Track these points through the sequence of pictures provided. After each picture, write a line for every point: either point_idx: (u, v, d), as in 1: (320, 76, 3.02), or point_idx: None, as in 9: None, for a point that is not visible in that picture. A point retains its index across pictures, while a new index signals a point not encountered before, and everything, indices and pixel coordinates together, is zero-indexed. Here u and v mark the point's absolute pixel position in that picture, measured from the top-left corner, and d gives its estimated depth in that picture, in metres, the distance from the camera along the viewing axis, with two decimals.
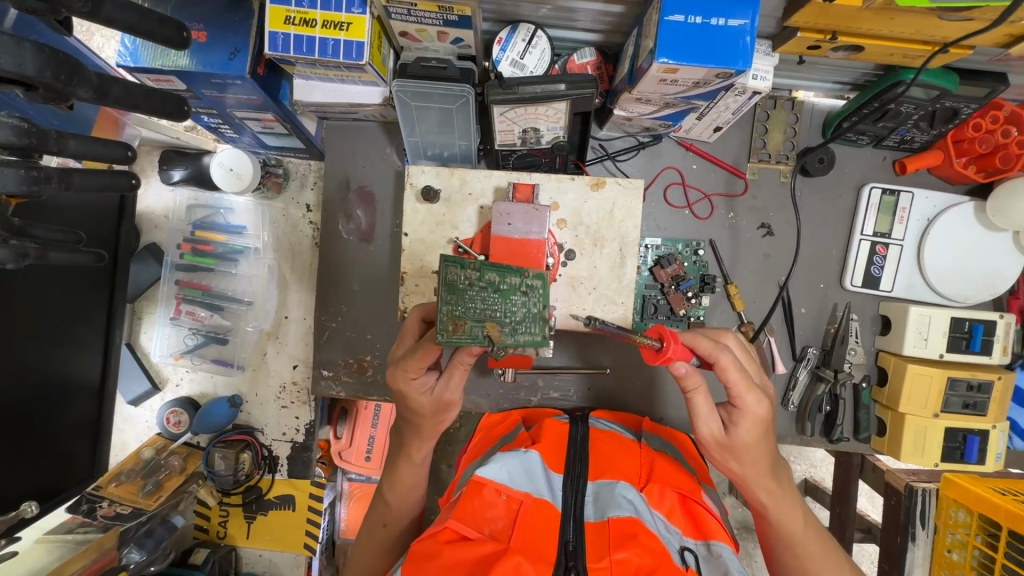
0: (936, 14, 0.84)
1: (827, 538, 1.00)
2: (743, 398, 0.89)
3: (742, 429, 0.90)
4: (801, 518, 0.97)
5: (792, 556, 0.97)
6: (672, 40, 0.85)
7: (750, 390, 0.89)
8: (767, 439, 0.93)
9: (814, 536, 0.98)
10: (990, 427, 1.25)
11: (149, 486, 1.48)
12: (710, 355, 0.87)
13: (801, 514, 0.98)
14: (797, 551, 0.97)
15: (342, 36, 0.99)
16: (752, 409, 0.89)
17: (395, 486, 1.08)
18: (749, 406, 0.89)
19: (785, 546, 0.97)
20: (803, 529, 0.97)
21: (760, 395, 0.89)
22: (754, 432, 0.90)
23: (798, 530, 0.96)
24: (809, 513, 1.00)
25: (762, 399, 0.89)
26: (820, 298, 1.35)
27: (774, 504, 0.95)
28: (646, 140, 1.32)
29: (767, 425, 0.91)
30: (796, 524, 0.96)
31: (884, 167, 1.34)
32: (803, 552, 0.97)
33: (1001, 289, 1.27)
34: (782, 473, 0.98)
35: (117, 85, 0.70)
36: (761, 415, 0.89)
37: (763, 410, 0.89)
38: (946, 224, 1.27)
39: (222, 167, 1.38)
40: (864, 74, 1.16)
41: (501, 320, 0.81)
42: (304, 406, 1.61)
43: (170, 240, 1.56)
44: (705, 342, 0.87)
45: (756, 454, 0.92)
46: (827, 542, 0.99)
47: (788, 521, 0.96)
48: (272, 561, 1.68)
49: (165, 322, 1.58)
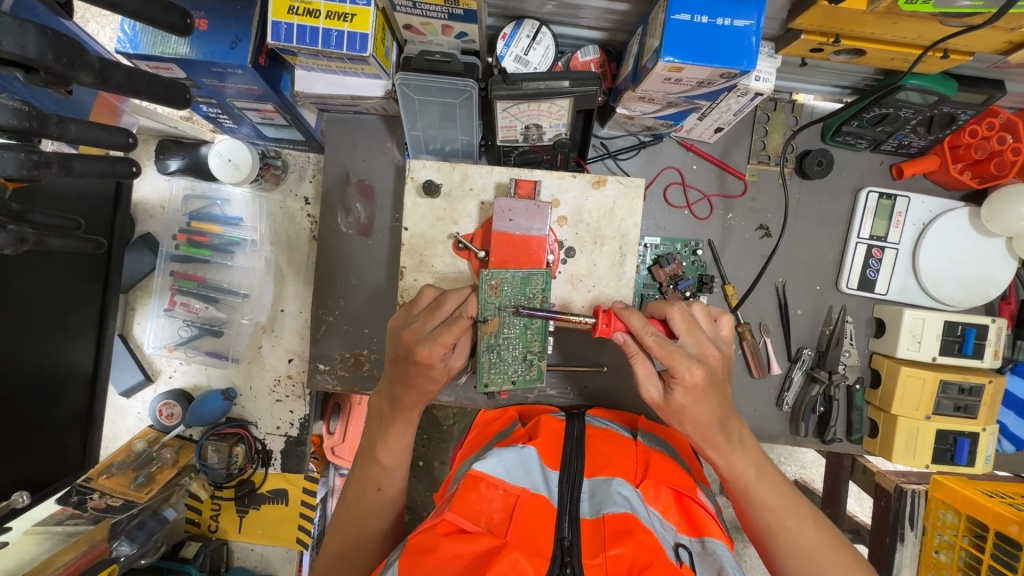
0: (938, 19, 0.85)
1: (789, 489, 0.98)
2: (674, 370, 0.86)
3: (679, 397, 0.89)
4: (754, 468, 0.95)
5: (756, 510, 0.95)
6: (677, 39, 0.85)
7: (681, 359, 0.85)
8: (712, 400, 0.89)
9: (771, 486, 0.96)
10: (980, 430, 1.27)
11: (141, 479, 1.46)
12: (638, 330, 0.89)
13: (755, 463, 0.96)
14: (757, 502, 0.95)
15: (346, 27, 0.98)
16: (685, 378, 0.86)
17: (388, 443, 1.02)
18: (682, 375, 0.86)
19: (746, 500, 0.96)
20: (758, 478, 0.95)
21: (694, 364, 0.85)
22: (691, 397, 0.88)
23: (753, 478, 0.95)
24: (765, 462, 0.97)
25: (696, 365, 0.86)
26: (816, 299, 1.36)
27: (725, 457, 0.94)
28: (647, 140, 1.32)
29: (706, 387, 0.88)
30: (749, 471, 0.95)
31: (881, 171, 1.35)
32: (764, 503, 0.94)
33: (993, 294, 1.28)
34: (734, 427, 0.94)
35: (118, 71, 0.69)
36: (696, 381, 0.86)
37: (697, 379, 0.86)
38: (942, 229, 1.28)
39: (220, 158, 1.36)
40: (864, 77, 1.17)
41: (505, 332, 0.97)
42: (299, 399, 1.61)
43: (165, 230, 1.54)
44: (635, 317, 0.90)
45: (699, 418, 0.90)
46: (788, 492, 0.96)
47: (741, 472, 0.94)
48: (264, 556, 1.67)
49: (159, 313, 1.56)
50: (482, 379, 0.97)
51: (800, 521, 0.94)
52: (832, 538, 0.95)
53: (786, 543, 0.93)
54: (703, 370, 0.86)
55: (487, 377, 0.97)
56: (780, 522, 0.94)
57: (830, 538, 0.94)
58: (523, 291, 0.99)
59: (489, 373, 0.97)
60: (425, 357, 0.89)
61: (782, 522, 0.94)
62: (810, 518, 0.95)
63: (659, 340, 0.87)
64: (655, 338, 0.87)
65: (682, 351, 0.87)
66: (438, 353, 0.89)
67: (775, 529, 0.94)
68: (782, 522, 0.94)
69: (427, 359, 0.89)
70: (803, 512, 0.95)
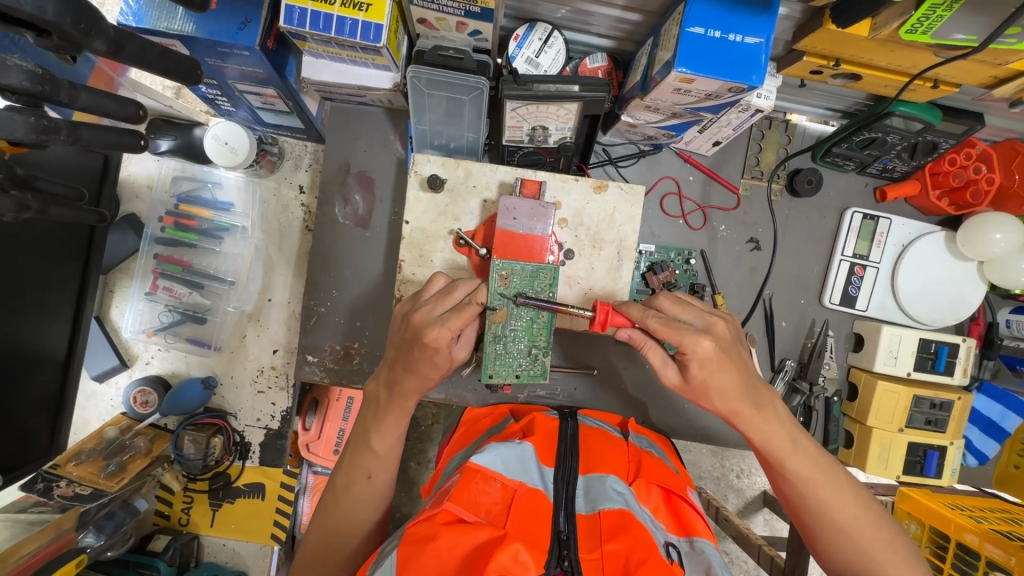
0: (932, 50, 0.90)
1: (826, 459, 0.97)
2: (684, 347, 0.88)
3: (697, 372, 0.90)
4: (788, 437, 0.95)
5: (790, 482, 0.96)
6: (690, 51, 0.88)
7: (686, 333, 0.88)
8: (732, 369, 0.91)
9: (807, 457, 0.95)
10: (948, 443, 1.33)
11: (112, 467, 1.39)
12: (638, 318, 0.91)
13: (790, 433, 0.95)
14: (791, 473, 0.95)
15: (361, 16, 0.98)
16: (696, 353, 0.88)
17: (382, 431, 1.01)
18: (692, 350, 0.88)
19: (780, 472, 0.96)
20: (794, 449, 0.94)
21: (700, 337, 0.88)
22: (708, 371, 0.89)
23: (787, 447, 0.94)
24: (800, 432, 0.96)
25: (704, 339, 0.88)
26: (800, 312, 1.41)
27: (757, 430, 0.94)
28: (647, 149, 1.36)
29: (720, 360, 0.90)
30: (783, 441, 0.94)
31: (865, 193, 1.41)
32: (799, 475, 0.94)
33: (965, 314, 1.35)
34: (765, 398, 0.94)
35: (133, 42, 0.67)
36: (708, 354, 0.88)
37: (708, 350, 0.88)
38: (921, 251, 1.34)
39: (217, 140, 1.33)
40: (855, 102, 1.23)
41: (512, 325, 0.99)
42: (281, 392, 1.58)
43: (151, 211, 1.49)
44: (635, 307, 0.92)
45: (724, 387, 0.91)
46: (825, 463, 0.95)
47: (775, 446, 0.94)
48: (236, 552, 1.62)
49: (139, 297, 1.51)
50: (487, 370, 0.97)
51: (836, 496, 0.94)
52: (869, 510, 0.95)
53: (820, 516, 0.94)
54: (712, 341, 0.89)
55: (492, 368, 0.98)
56: (815, 496, 0.94)
57: (867, 510, 0.95)
58: (531, 283, 1.00)
59: (494, 364, 0.98)
60: (432, 340, 0.88)
61: (818, 497, 0.94)
62: (847, 490, 0.95)
63: (662, 320, 0.89)
64: (657, 318, 0.89)
65: (689, 328, 0.89)
66: (446, 337, 0.88)
67: (809, 501, 0.95)
68: (817, 496, 0.94)
69: (434, 342, 0.88)
70: (839, 483, 0.95)
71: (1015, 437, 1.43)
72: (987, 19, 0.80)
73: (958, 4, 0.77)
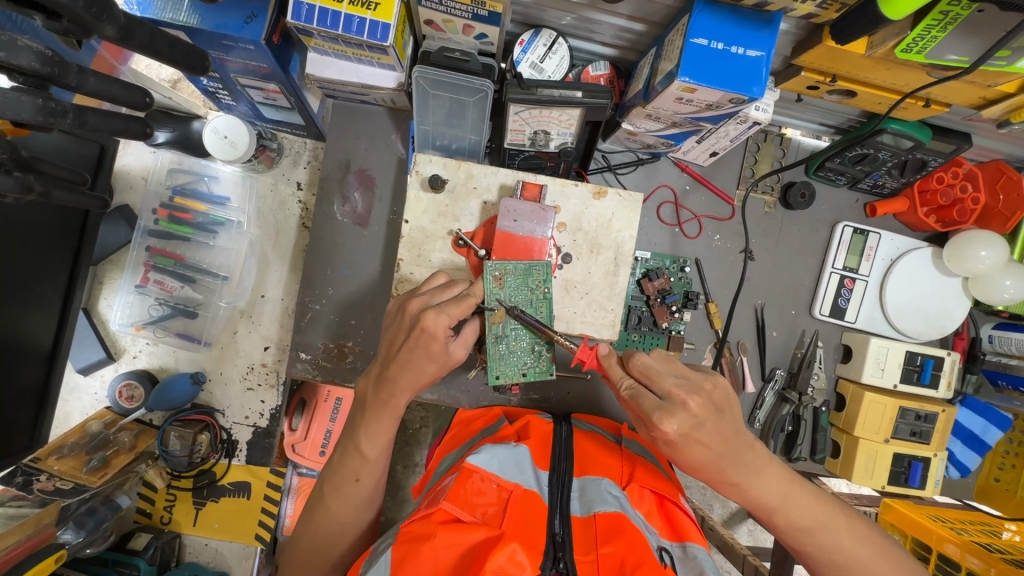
0: (925, 69, 0.93)
1: (818, 505, 0.96)
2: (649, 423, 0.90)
3: (665, 449, 0.92)
4: (778, 495, 0.94)
5: (786, 532, 0.96)
6: (694, 61, 0.90)
7: (649, 414, 0.89)
8: (709, 444, 0.89)
9: (800, 508, 0.95)
10: (932, 454, 1.35)
11: (94, 462, 1.38)
12: (618, 381, 0.95)
13: (779, 492, 0.94)
14: (786, 525, 0.95)
15: (369, 15, 0.98)
16: (660, 434, 0.89)
17: (373, 433, 1.00)
18: (655, 431, 0.90)
19: (774, 525, 0.96)
20: (785, 504, 0.94)
21: (664, 421, 0.87)
22: (674, 448, 0.91)
23: (777, 505, 0.94)
24: (792, 486, 0.95)
25: (666, 424, 0.88)
26: (791, 323, 1.43)
27: (743, 494, 0.94)
28: (645, 157, 1.37)
29: (690, 435, 0.88)
30: (773, 499, 0.94)
31: (856, 208, 1.44)
32: (793, 525, 0.95)
33: (949, 328, 1.39)
34: (746, 461, 0.92)
35: (142, 29, 0.67)
36: (672, 437, 0.89)
37: (670, 432, 0.88)
38: (907, 266, 1.37)
39: (216, 133, 1.32)
40: (849, 118, 1.27)
41: (517, 323, 1.01)
42: (271, 389, 1.56)
43: (145, 203, 1.47)
44: (616, 369, 0.96)
45: (699, 462, 0.91)
46: (818, 510, 0.95)
47: (768, 504, 0.94)
48: (218, 552, 1.59)
49: (129, 290, 1.49)
50: (493, 371, 1.00)
51: (832, 536, 0.95)
52: (871, 543, 0.95)
53: (824, 561, 0.95)
54: (676, 423, 0.88)
55: (498, 369, 1.00)
56: (813, 542, 0.95)
57: (869, 543, 0.95)
58: (525, 282, 1.03)
59: (499, 364, 1.00)
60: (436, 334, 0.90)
61: (817, 543, 0.95)
62: (845, 530, 0.95)
63: (633, 393, 0.92)
64: (629, 390, 0.93)
65: (656, 407, 0.89)
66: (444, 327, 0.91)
67: (809, 548, 0.96)
68: (815, 542, 0.95)
69: (431, 328, 0.92)
70: (838, 524, 0.95)
71: (996, 450, 1.49)
72: (978, 42, 0.83)
73: (953, 25, 0.80)
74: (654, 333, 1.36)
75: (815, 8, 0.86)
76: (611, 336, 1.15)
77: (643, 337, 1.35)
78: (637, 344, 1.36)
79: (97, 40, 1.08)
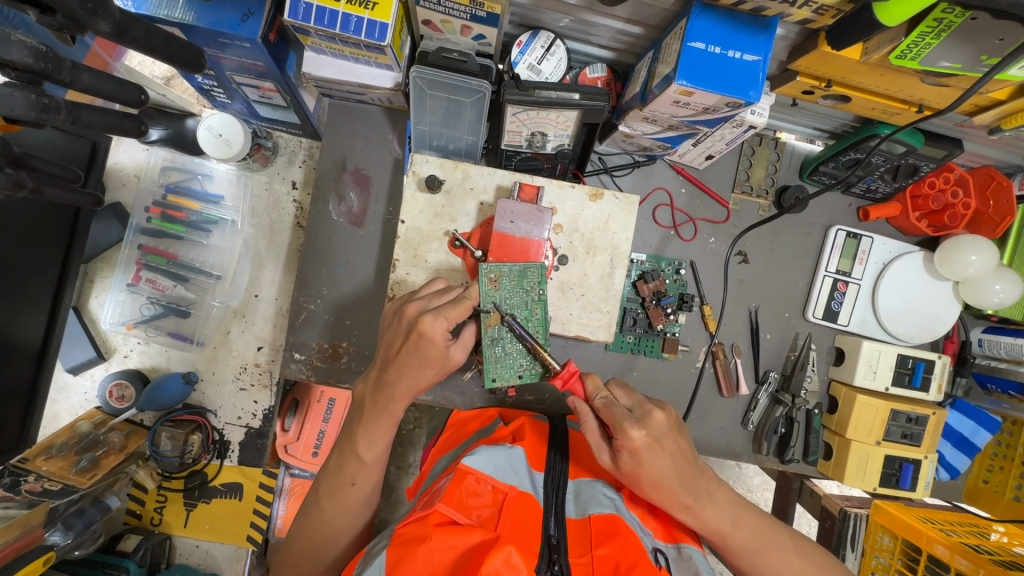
0: (919, 76, 0.94)
1: (765, 523, 0.99)
2: (615, 433, 0.91)
3: (627, 462, 0.91)
4: (728, 517, 0.95)
5: (740, 557, 0.97)
6: (691, 65, 0.91)
7: (619, 422, 0.90)
8: (667, 456, 0.91)
9: (749, 530, 0.97)
10: (922, 457, 1.37)
11: (84, 463, 1.36)
12: (592, 393, 0.98)
13: (728, 513, 0.96)
14: (739, 549, 0.96)
15: (366, 14, 0.98)
16: (626, 443, 0.89)
17: (369, 436, 0.99)
18: (621, 440, 0.89)
19: (727, 550, 0.97)
20: (734, 526, 0.95)
21: (632, 427, 0.88)
22: (637, 461, 0.90)
23: (728, 527, 0.95)
24: (739, 508, 0.98)
25: (634, 430, 0.88)
26: (784, 325, 1.44)
27: (697, 517, 0.93)
28: (641, 159, 1.38)
29: (651, 449, 0.89)
30: (723, 522, 0.95)
31: (849, 212, 1.46)
32: (746, 547, 0.96)
33: (940, 332, 1.40)
34: (700, 484, 0.94)
35: (137, 25, 0.66)
36: (638, 445, 0.89)
37: (637, 441, 0.88)
38: (899, 269, 1.38)
39: (210, 131, 1.32)
40: (843, 123, 1.28)
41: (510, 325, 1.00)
42: (263, 390, 1.55)
43: (138, 201, 1.45)
44: (593, 380, 1.00)
45: (658, 476, 0.90)
46: (763, 528, 0.98)
47: (717, 527, 0.94)
48: (210, 554, 1.58)
49: (120, 288, 1.46)
50: (489, 374, 1.00)
51: (782, 553, 0.97)
52: (816, 559, 0.98)
53: None
54: (643, 432, 0.89)
55: (494, 372, 1.00)
56: (766, 563, 0.96)
57: (813, 559, 0.98)
58: (520, 283, 1.03)
59: (495, 367, 1.00)
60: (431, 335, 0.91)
61: (767, 563, 0.96)
62: (792, 549, 0.98)
63: (606, 402, 0.95)
64: (603, 399, 0.96)
65: (624, 416, 0.91)
66: (441, 328, 0.92)
67: (760, 570, 0.96)
68: (765, 563, 0.96)
69: (429, 332, 0.92)
70: (784, 545, 0.98)
71: (984, 453, 1.52)
72: (972, 49, 0.85)
73: (946, 32, 0.82)
74: (650, 335, 1.36)
75: (812, 13, 0.87)
76: (606, 337, 1.16)
77: (638, 339, 1.36)
78: (633, 346, 1.37)
79: (90, 35, 1.06)
